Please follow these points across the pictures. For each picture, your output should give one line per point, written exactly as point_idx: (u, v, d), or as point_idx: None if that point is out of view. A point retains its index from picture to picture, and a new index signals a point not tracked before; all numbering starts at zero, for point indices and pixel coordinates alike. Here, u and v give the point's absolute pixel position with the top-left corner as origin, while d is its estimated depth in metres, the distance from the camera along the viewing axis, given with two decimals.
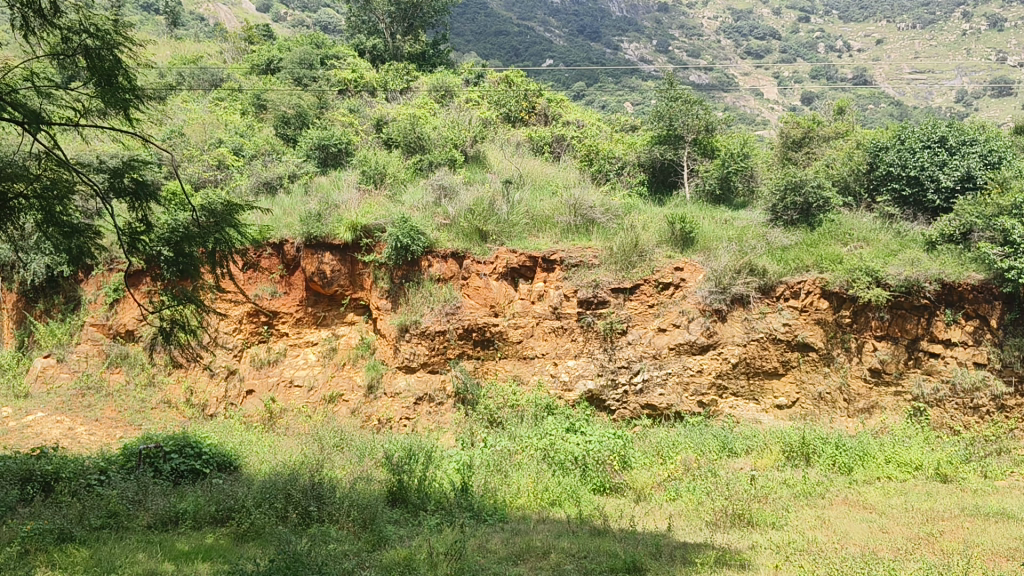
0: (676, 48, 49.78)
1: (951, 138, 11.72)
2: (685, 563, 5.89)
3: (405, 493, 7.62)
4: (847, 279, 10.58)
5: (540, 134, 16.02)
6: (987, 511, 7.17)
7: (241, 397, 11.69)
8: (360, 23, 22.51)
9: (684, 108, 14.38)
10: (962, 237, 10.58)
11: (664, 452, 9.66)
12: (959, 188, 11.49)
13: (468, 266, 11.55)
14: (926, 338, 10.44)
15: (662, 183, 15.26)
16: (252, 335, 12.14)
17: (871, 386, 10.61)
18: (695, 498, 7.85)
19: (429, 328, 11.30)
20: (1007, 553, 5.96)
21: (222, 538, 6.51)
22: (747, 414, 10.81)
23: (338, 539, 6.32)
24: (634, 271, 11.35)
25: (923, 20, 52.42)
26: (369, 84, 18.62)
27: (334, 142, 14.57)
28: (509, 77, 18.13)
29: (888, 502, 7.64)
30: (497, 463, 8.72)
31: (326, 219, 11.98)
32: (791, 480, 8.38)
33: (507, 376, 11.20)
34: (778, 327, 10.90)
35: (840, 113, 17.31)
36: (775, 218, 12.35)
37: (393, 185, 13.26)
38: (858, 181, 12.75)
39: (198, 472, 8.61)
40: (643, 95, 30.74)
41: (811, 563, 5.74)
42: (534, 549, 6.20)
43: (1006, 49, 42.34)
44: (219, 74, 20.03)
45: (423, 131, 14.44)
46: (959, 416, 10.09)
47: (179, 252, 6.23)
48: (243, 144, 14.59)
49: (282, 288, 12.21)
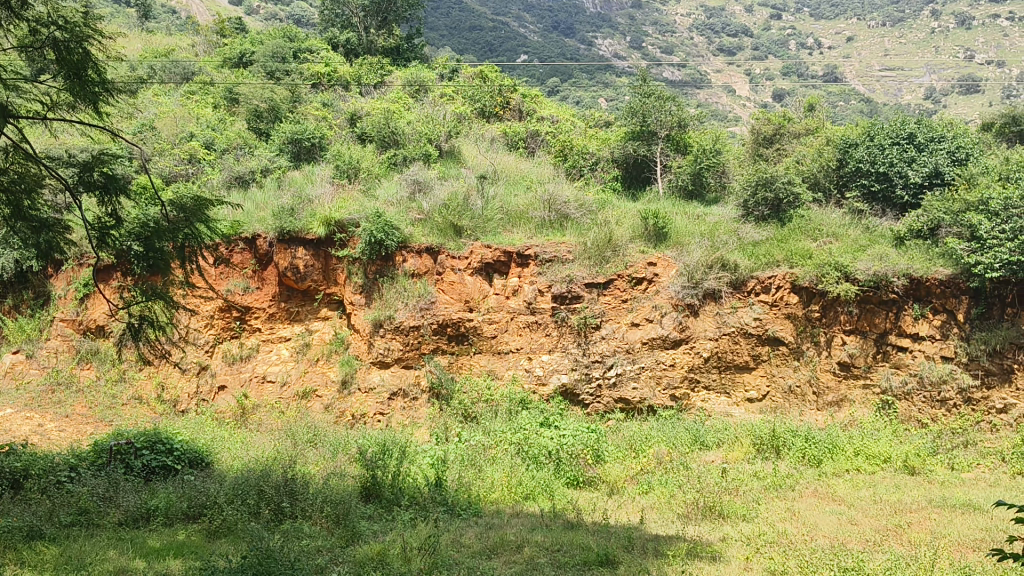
0: (649, 44, 49.86)
1: (919, 135, 11.89)
2: (658, 555, 5.93)
3: (380, 489, 7.58)
4: (816, 274, 10.72)
5: (514, 130, 16.06)
6: (955, 502, 7.27)
7: (213, 393, 11.60)
8: (334, 16, 22.42)
9: (657, 104, 14.53)
10: (930, 232, 10.78)
11: (636, 446, 9.68)
12: (927, 184, 11.67)
13: (442, 261, 11.55)
14: (894, 333, 10.63)
15: (635, 179, 15.27)
16: (224, 330, 12.03)
17: (841, 379, 10.74)
18: (667, 491, 7.91)
19: (403, 324, 11.26)
20: (973, 544, 6.05)
21: (194, 535, 6.48)
22: (718, 407, 10.88)
23: (311, 535, 6.29)
24: (608, 267, 11.40)
25: (892, 18, 53.10)
26: (342, 79, 18.42)
27: (307, 136, 14.34)
28: (483, 73, 18.17)
29: (858, 494, 7.74)
30: (471, 458, 8.72)
31: (299, 214, 11.90)
32: (761, 472, 8.47)
33: (481, 371, 11.17)
34: (748, 321, 10.98)
35: (810, 109, 17.58)
36: (746, 213, 12.46)
37: (367, 180, 13.17)
38: (828, 177, 12.81)
39: (170, 469, 8.54)
40: (616, 90, 30.86)
41: (781, 555, 5.80)
42: (508, 544, 6.20)
43: (973, 47, 43.00)
44: (190, 67, 19.74)
45: (397, 126, 14.53)
46: (926, 409, 10.21)
47: (148, 247, 6.13)
48: (214, 138, 14.49)
49: (255, 283, 12.09)
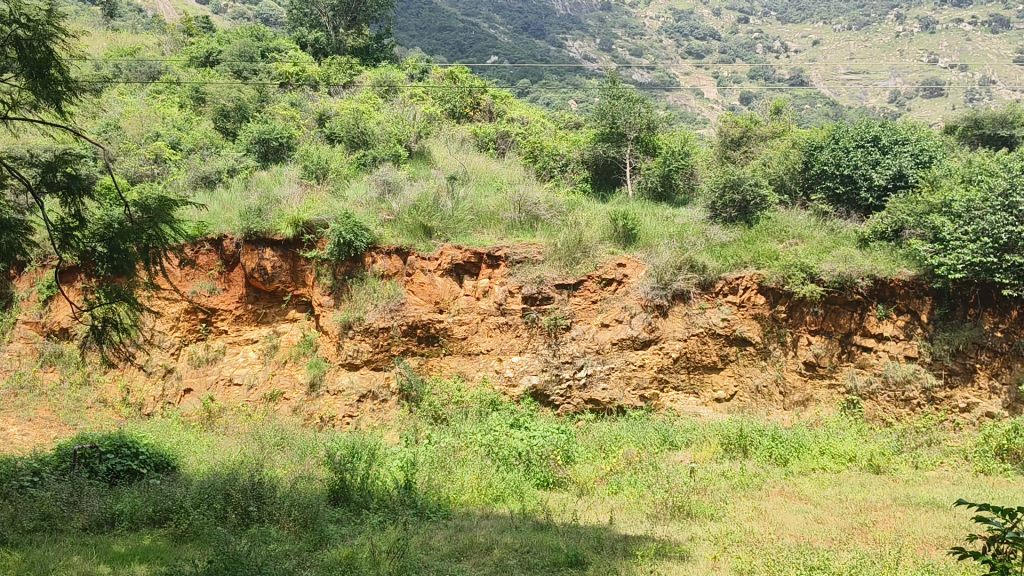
0: (619, 46, 50.06)
1: (883, 138, 12.13)
2: (627, 556, 5.95)
3: (348, 492, 7.55)
4: (782, 275, 10.84)
5: (484, 131, 16.04)
6: (919, 500, 7.39)
7: (179, 396, 11.49)
8: (302, 16, 22.27)
9: (626, 106, 14.55)
10: (894, 234, 10.94)
11: (606, 446, 9.68)
12: (891, 187, 11.87)
13: (412, 262, 11.51)
14: (859, 333, 10.77)
15: (605, 180, 15.35)
16: (190, 333, 11.86)
17: (806, 379, 10.88)
18: (636, 491, 7.96)
19: (373, 325, 11.20)
20: (937, 542, 6.14)
21: (159, 539, 6.41)
22: (686, 408, 10.97)
23: (278, 539, 6.25)
24: (578, 267, 11.45)
25: (858, 21, 53.86)
26: (310, 78, 18.32)
27: (275, 136, 14.23)
28: (453, 73, 18.17)
29: (824, 493, 7.82)
30: (441, 459, 8.70)
31: (267, 215, 11.80)
32: (728, 471, 8.55)
33: (452, 372, 11.14)
34: (716, 322, 11.07)
35: (776, 112, 17.81)
36: (714, 215, 12.55)
37: (336, 181, 13.09)
38: (793, 179, 12.95)
39: (135, 473, 8.44)
40: (586, 92, 31.08)
41: (748, 554, 5.86)
42: (477, 545, 6.20)
43: (937, 51, 43.73)
44: (156, 66, 19.49)
45: (366, 126, 14.45)
46: (891, 408, 10.36)
47: (112, 248, 6.04)
48: (180, 138, 14.33)
49: (221, 285, 11.93)
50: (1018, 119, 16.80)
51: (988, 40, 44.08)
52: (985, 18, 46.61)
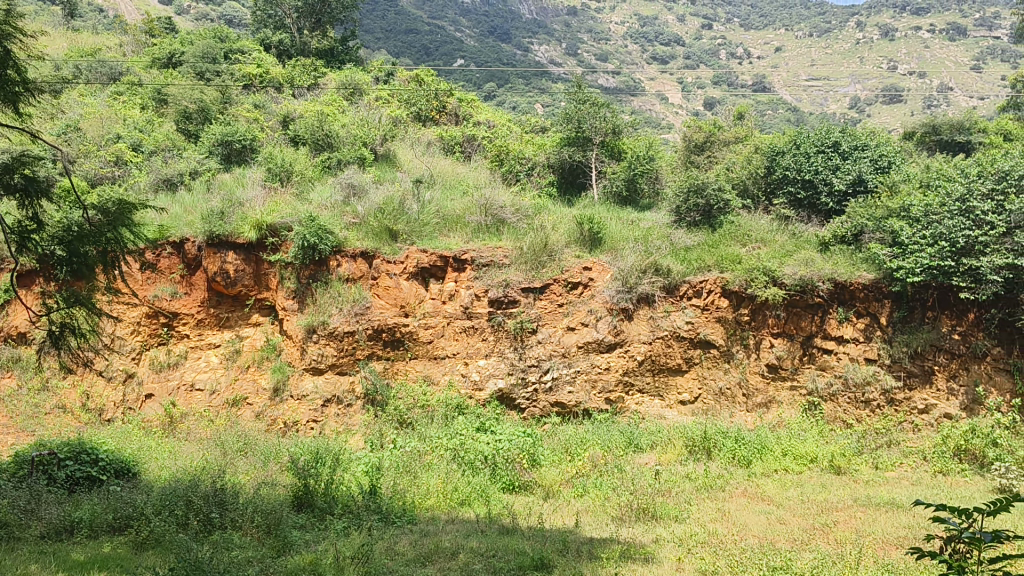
0: (585, 51, 50.31)
1: (844, 143, 12.34)
2: (592, 558, 5.97)
3: (312, 498, 7.49)
4: (745, 278, 10.98)
5: (450, 134, 16.00)
6: (879, 501, 7.50)
7: (140, 401, 11.33)
8: (266, 17, 22.12)
9: (592, 111, 14.62)
10: (853, 237, 11.17)
11: (572, 449, 9.71)
12: (851, 192, 12.06)
13: (377, 266, 11.42)
14: (820, 335, 10.93)
15: (571, 185, 15.39)
16: (151, 337, 11.75)
17: (769, 381, 11.00)
18: (602, 494, 7.98)
19: (338, 329, 11.09)
20: (896, 541, 6.23)
21: (120, 547, 6.31)
22: (652, 410, 11.04)
23: (241, 545, 6.18)
24: (544, 271, 11.48)
25: (820, 28, 54.75)
26: (275, 80, 18.20)
27: (238, 138, 14.10)
28: (419, 77, 18.14)
29: (786, 493, 7.91)
30: (406, 464, 8.67)
31: (229, 217, 11.65)
32: (693, 473, 8.62)
33: (417, 376, 11.11)
34: (681, 325, 11.17)
35: (739, 118, 18.03)
36: (679, 219, 12.65)
37: (300, 184, 13.00)
38: (755, 184, 13.16)
39: (95, 479, 8.30)
40: (553, 97, 31.37)
41: (712, 555, 5.92)
42: (443, 550, 6.18)
43: (896, 58, 44.52)
44: (118, 67, 19.23)
45: (331, 129, 14.34)
46: (851, 410, 10.48)
47: (71, 252, 5.95)
48: (142, 140, 14.14)
49: (183, 289, 11.81)
50: (974, 125, 17.25)
51: (945, 48, 45.01)
52: (943, 27, 47.57)
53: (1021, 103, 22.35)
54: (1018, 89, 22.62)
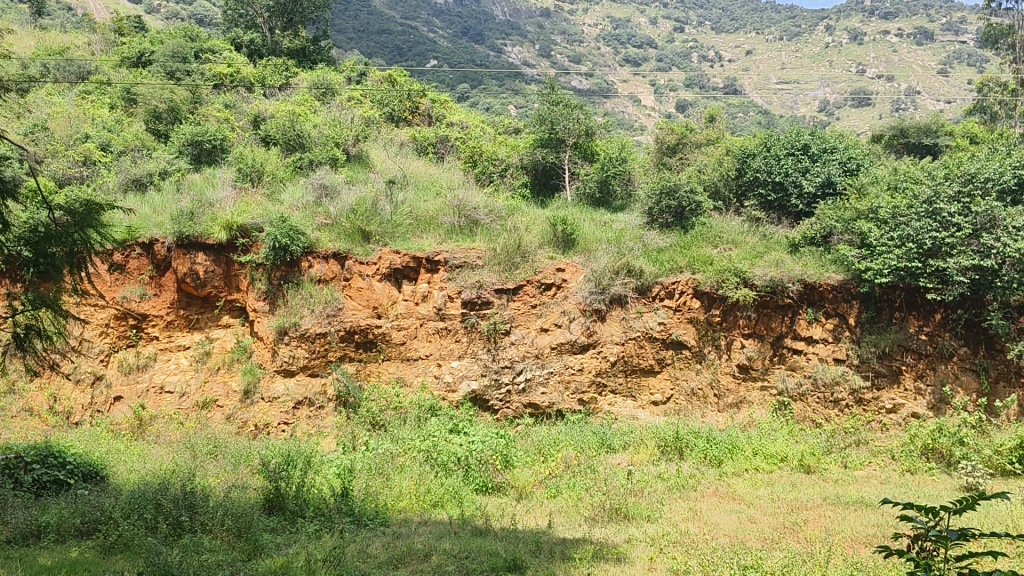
0: (558, 52, 50.43)
1: (813, 146, 12.48)
2: (565, 559, 5.97)
3: (282, 501, 7.44)
4: (717, 279, 11.06)
5: (423, 135, 15.96)
6: (848, 500, 7.57)
7: (109, 404, 11.20)
8: (236, 17, 21.93)
9: (565, 112, 14.65)
10: (822, 240, 11.30)
11: (545, 450, 9.71)
12: (821, 194, 12.16)
13: (349, 267, 11.35)
14: (790, 335, 11.02)
15: (543, 186, 15.39)
16: (120, 339, 11.56)
17: (740, 381, 11.09)
18: (575, 494, 8.00)
19: (310, 330, 11.01)
20: (865, 540, 6.31)
21: (88, 552, 6.22)
22: (624, 411, 11.13)
23: (211, 549, 6.12)
24: (517, 272, 11.48)
25: (790, 32, 55.29)
26: (245, 80, 18.06)
27: (208, 138, 13.98)
28: (392, 77, 18.09)
29: (756, 493, 7.97)
30: (379, 466, 8.64)
31: (199, 218, 11.53)
32: (665, 473, 8.68)
33: (390, 378, 11.09)
34: (653, 326, 11.26)
35: (711, 120, 18.16)
36: (651, 221, 12.68)
37: (272, 184, 12.91)
38: (727, 186, 13.25)
39: (62, 483, 8.19)
40: (526, 99, 31.42)
41: (684, 554, 5.96)
42: (416, 552, 6.16)
43: (865, 61, 45.07)
44: (86, 66, 18.98)
45: (302, 130, 14.25)
46: (820, 410, 10.59)
47: (39, 253, 5.88)
48: (110, 139, 13.97)
49: (152, 290, 11.65)
50: (940, 128, 17.52)
51: (912, 52, 45.61)
52: (911, 31, 48.22)
53: (986, 107, 22.70)
54: (984, 93, 22.98)
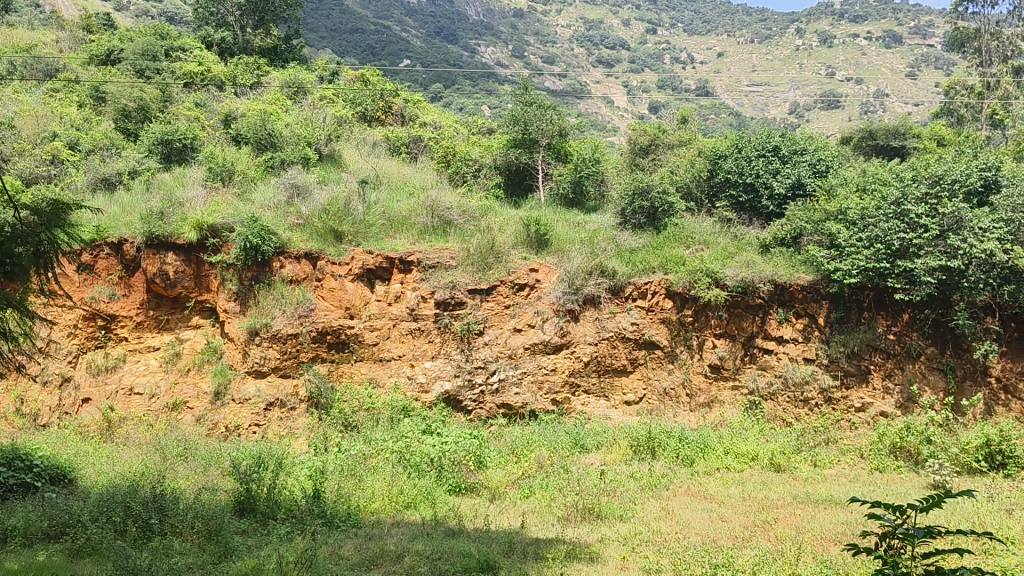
0: (531, 53, 50.52)
1: (784, 148, 12.60)
2: (537, 559, 5.99)
3: (254, 503, 7.40)
4: (689, 280, 11.16)
5: (396, 135, 15.91)
6: (818, 498, 7.65)
7: (77, 406, 11.06)
8: (208, 15, 21.74)
9: (539, 113, 14.68)
10: (793, 241, 11.42)
11: (518, 450, 9.71)
12: (791, 195, 12.30)
13: (322, 267, 11.29)
14: (761, 335, 11.12)
15: (516, 186, 15.41)
16: (89, 340, 11.44)
17: (711, 381, 11.18)
18: (548, 494, 8.01)
19: (281, 331, 10.93)
20: (835, 537, 6.37)
21: (55, 555, 6.13)
22: (597, 411, 11.15)
23: (181, 552, 6.05)
24: (491, 273, 11.48)
25: (761, 35, 55.80)
26: (216, 78, 17.93)
27: (178, 137, 13.85)
28: (364, 77, 18.03)
29: (728, 492, 8.03)
30: (352, 467, 8.61)
31: (169, 218, 11.43)
32: (638, 472, 8.73)
33: (362, 379, 11.03)
34: (626, 326, 11.31)
35: (683, 121, 18.28)
36: (624, 221, 12.73)
37: (243, 184, 12.80)
38: (699, 187, 13.34)
39: (29, 486, 8.08)
40: (500, 99, 31.43)
41: (656, 553, 5.99)
42: (388, 553, 6.14)
43: (834, 64, 45.58)
44: (54, 64, 18.75)
45: (274, 129, 14.16)
46: (790, 409, 10.68)
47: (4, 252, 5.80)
48: (78, 138, 13.80)
49: (121, 290, 11.55)
50: (908, 130, 17.75)
51: (881, 55, 46.17)
52: (880, 35, 48.83)
53: (952, 110, 23.03)
54: (950, 96, 23.33)
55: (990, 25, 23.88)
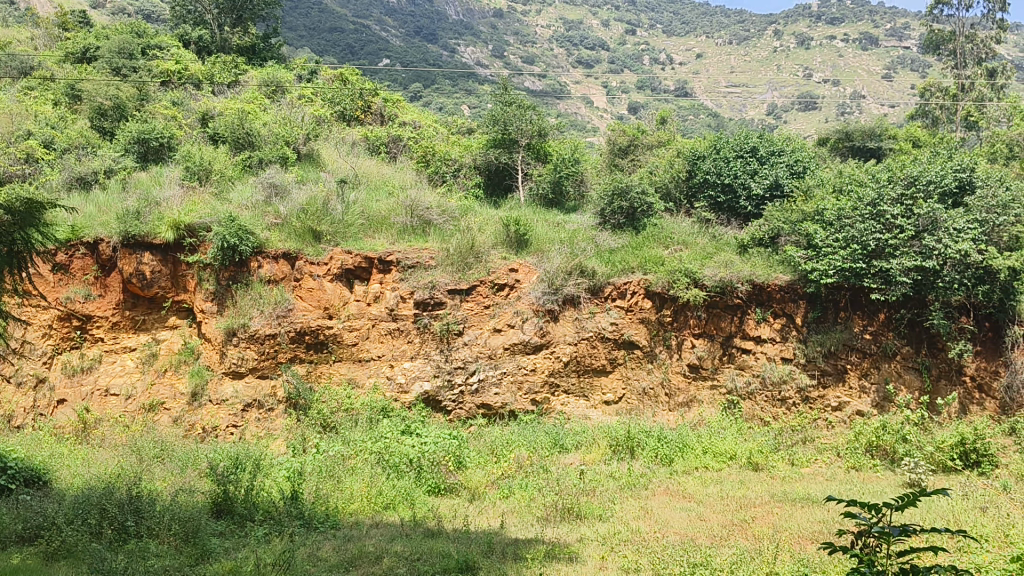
0: (511, 53, 50.53)
1: (761, 149, 12.68)
2: (516, 559, 5.99)
3: (231, 504, 7.35)
4: (668, 280, 11.19)
5: (375, 134, 15.85)
6: (795, 496, 7.70)
7: (52, 407, 10.94)
8: (185, 13, 21.56)
9: (518, 113, 14.70)
10: (770, 241, 11.51)
11: (498, 451, 9.71)
12: (769, 196, 12.39)
13: (300, 267, 11.25)
14: (739, 335, 11.14)
15: (496, 186, 15.41)
16: (64, 340, 11.34)
17: (690, 381, 11.21)
18: (527, 495, 8.01)
19: (259, 332, 10.90)
20: (812, 536, 6.42)
21: (29, 558, 6.05)
22: (577, 411, 11.19)
23: (157, 554, 6.01)
24: (470, 273, 11.46)
25: (739, 36, 56.13)
26: (194, 77, 17.80)
27: (155, 136, 13.74)
28: (344, 76, 17.96)
29: (706, 491, 8.07)
30: (330, 468, 8.57)
31: (146, 217, 11.32)
32: (617, 472, 8.76)
33: (341, 379, 10.99)
34: (605, 326, 11.35)
35: (663, 122, 18.36)
36: (603, 222, 12.77)
37: (220, 183, 12.70)
38: (678, 188, 13.40)
39: (3, 488, 7.99)
40: (480, 99, 31.38)
41: (635, 552, 6.02)
42: (367, 555, 6.11)
43: (811, 66, 45.95)
44: (28, 61, 18.53)
45: (252, 127, 14.07)
46: (768, 408, 10.73)
47: None
48: (53, 137, 13.65)
49: (97, 291, 11.44)
50: (884, 132, 17.92)
51: (858, 57, 46.55)
52: (856, 36, 49.29)
53: (928, 111, 23.28)
54: (926, 98, 23.58)
55: (965, 28, 24.17)
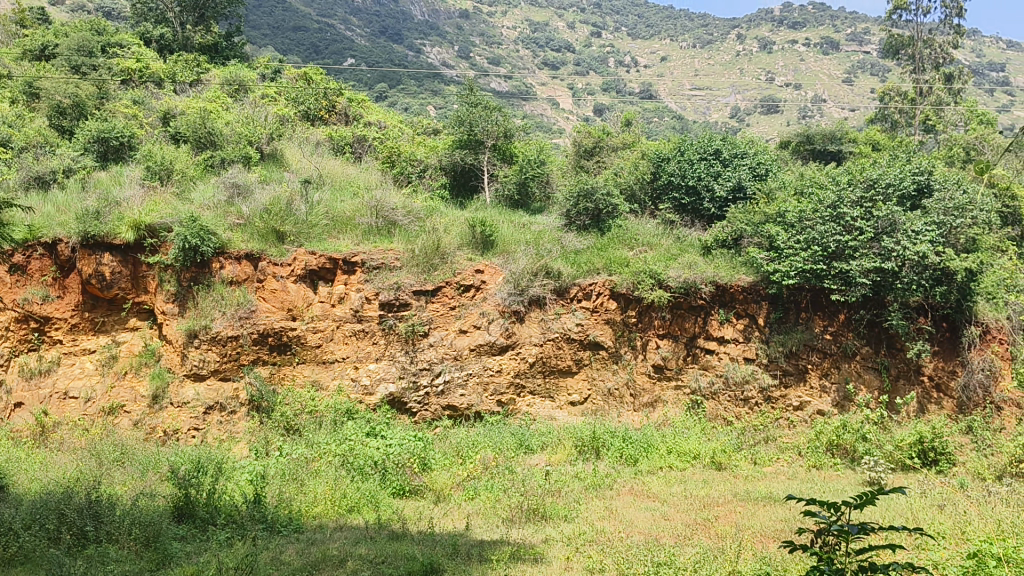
0: (477, 54, 50.56)
1: (725, 151, 12.80)
2: (482, 561, 6.00)
3: (193, 509, 7.26)
4: (632, 281, 11.25)
5: (340, 134, 15.75)
6: (757, 496, 7.78)
7: (8, 410, 10.72)
8: (146, 11, 21.23)
9: (484, 114, 14.68)
10: (733, 242, 11.63)
11: (464, 452, 9.70)
12: (731, 198, 12.53)
13: (263, 267, 11.12)
14: (702, 336, 11.28)
15: (462, 187, 15.39)
16: (21, 343, 11.12)
17: (654, 381, 11.31)
18: (492, 496, 8.01)
19: (221, 334, 10.72)
20: (773, 534, 6.50)
21: None
22: (543, 412, 11.21)
23: (117, 559, 5.92)
24: (435, 274, 11.45)
25: (703, 40, 56.64)
26: (155, 75, 17.55)
27: (115, 135, 13.55)
28: (307, 76, 17.83)
29: (670, 490, 8.14)
30: (293, 471, 8.51)
31: (105, 217, 11.14)
32: (582, 472, 8.78)
33: (305, 381, 10.90)
34: (571, 327, 11.39)
35: (628, 123, 18.48)
36: (569, 223, 12.81)
37: (181, 183, 12.52)
38: (642, 190, 13.49)
39: None
40: (445, 99, 31.29)
41: (600, 552, 6.04)
42: (330, 558, 6.08)
43: (774, 70, 46.52)
44: None
45: (214, 127, 13.90)
46: (731, 408, 10.84)
47: None
48: (10, 135, 13.40)
49: (56, 291, 11.22)
50: (844, 135, 18.16)
51: (819, 61, 47.16)
52: (818, 41, 50.10)
53: (886, 115, 23.61)
54: (885, 101, 23.93)
55: (923, 33, 24.55)
